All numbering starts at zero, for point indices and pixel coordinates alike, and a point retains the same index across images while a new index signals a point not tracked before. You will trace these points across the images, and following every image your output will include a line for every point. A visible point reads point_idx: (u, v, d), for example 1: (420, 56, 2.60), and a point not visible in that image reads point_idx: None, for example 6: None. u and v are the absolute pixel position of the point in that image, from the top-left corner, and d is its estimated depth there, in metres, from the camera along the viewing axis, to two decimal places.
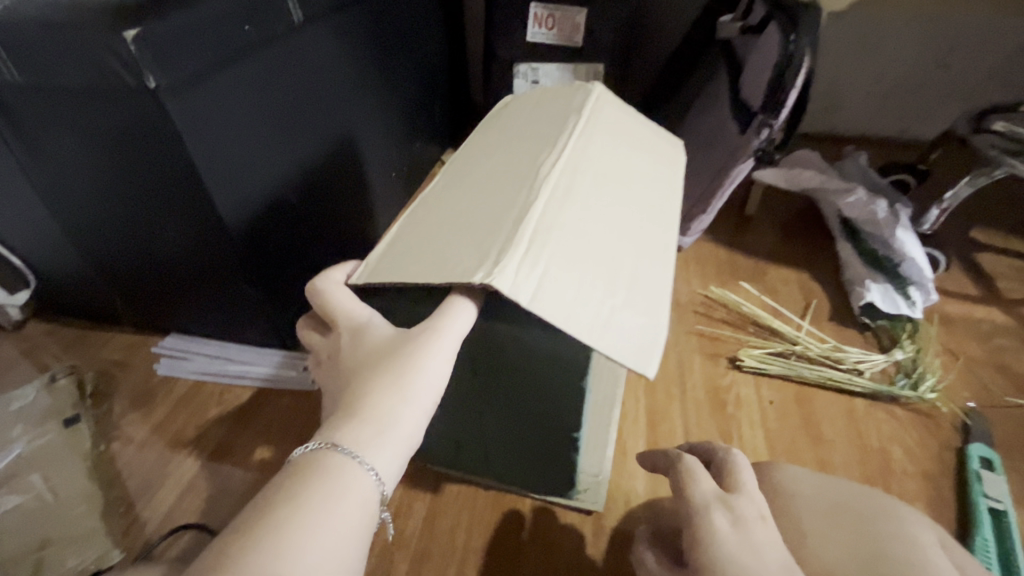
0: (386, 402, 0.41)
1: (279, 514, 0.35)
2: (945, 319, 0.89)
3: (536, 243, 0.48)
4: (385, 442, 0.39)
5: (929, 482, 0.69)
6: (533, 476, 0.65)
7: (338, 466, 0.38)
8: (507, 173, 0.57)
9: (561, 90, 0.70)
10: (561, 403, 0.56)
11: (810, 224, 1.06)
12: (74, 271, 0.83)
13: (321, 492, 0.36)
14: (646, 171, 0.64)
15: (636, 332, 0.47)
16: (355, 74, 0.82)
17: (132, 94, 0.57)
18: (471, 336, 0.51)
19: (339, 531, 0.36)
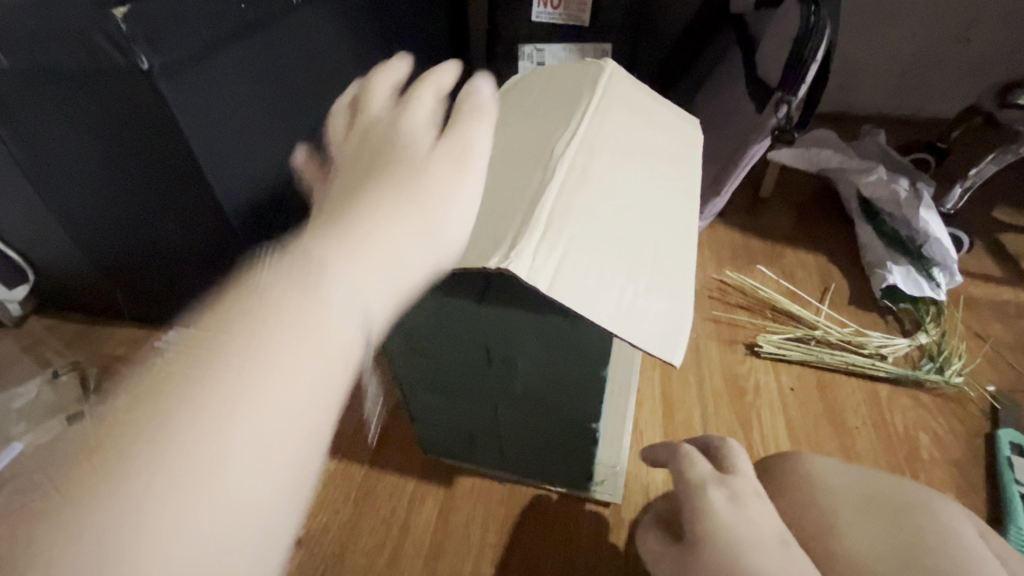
0: (390, 219, 0.29)
1: (214, 351, 0.24)
2: (970, 302, 0.87)
3: (554, 225, 0.45)
4: (381, 270, 0.28)
5: (957, 469, 0.67)
6: (550, 468, 0.64)
7: (305, 295, 0.26)
8: (520, 154, 0.55)
9: (572, 66, 0.67)
10: (580, 393, 0.54)
11: (826, 205, 1.02)
12: (70, 264, 0.81)
13: (281, 328, 0.25)
14: (663, 148, 0.61)
15: (660, 318, 0.45)
16: (356, 54, 0.79)
17: (123, 76, 0.55)
18: (485, 325, 0.49)
19: (304, 387, 0.25)
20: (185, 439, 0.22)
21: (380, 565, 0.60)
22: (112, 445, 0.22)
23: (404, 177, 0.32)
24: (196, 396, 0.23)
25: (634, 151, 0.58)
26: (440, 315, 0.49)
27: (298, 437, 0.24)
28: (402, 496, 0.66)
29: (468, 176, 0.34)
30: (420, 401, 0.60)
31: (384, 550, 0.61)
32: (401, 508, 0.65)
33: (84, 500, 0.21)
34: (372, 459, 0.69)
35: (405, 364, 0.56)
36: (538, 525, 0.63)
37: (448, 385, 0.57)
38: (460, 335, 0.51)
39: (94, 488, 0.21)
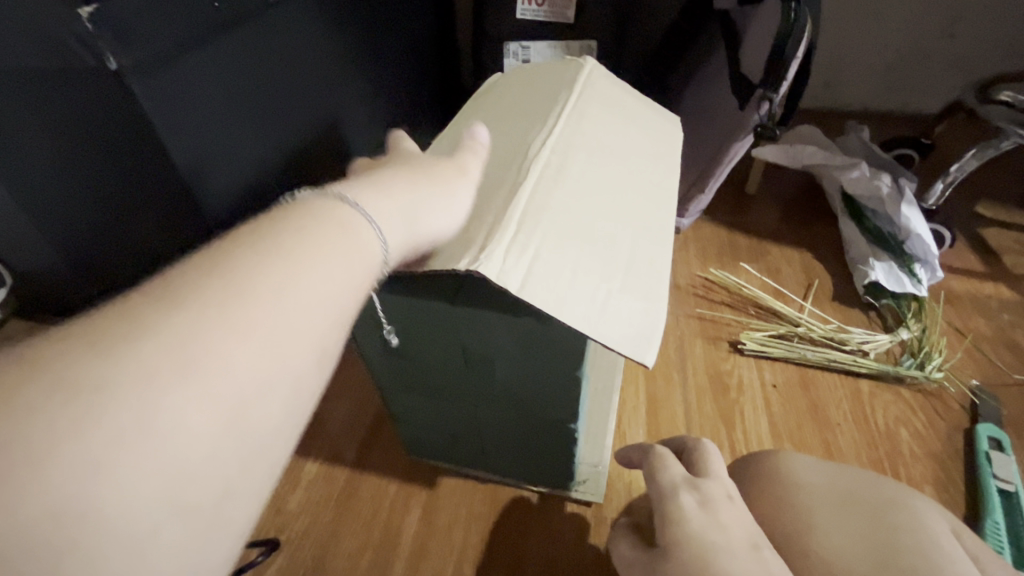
0: (404, 193, 0.39)
1: (264, 242, 0.30)
2: (951, 297, 0.87)
3: (526, 226, 0.45)
4: (397, 218, 0.37)
5: (937, 464, 0.68)
6: (532, 468, 0.63)
7: (339, 215, 0.33)
8: (497, 153, 0.54)
9: (552, 65, 0.66)
10: (559, 393, 0.53)
11: (811, 202, 1.03)
12: (47, 267, 0.80)
13: (317, 229, 0.31)
14: (642, 147, 0.61)
15: (634, 318, 0.45)
16: (338, 54, 0.79)
17: (94, 76, 0.54)
18: (461, 325, 0.48)
19: (332, 275, 0.31)
20: (237, 301, 0.27)
21: (362, 567, 0.60)
22: (170, 296, 0.26)
23: (418, 173, 0.42)
24: (246, 263, 0.28)
25: (612, 150, 0.58)
26: (416, 317, 0.49)
27: (321, 314, 0.30)
28: (385, 499, 0.65)
29: (467, 181, 0.45)
30: (399, 402, 0.60)
31: (366, 552, 0.61)
32: (383, 509, 0.64)
33: (138, 334, 0.25)
34: (355, 461, 0.69)
35: (384, 365, 0.56)
36: (520, 526, 0.63)
37: (428, 386, 0.57)
38: (437, 336, 0.50)
39: (155, 325, 0.25)
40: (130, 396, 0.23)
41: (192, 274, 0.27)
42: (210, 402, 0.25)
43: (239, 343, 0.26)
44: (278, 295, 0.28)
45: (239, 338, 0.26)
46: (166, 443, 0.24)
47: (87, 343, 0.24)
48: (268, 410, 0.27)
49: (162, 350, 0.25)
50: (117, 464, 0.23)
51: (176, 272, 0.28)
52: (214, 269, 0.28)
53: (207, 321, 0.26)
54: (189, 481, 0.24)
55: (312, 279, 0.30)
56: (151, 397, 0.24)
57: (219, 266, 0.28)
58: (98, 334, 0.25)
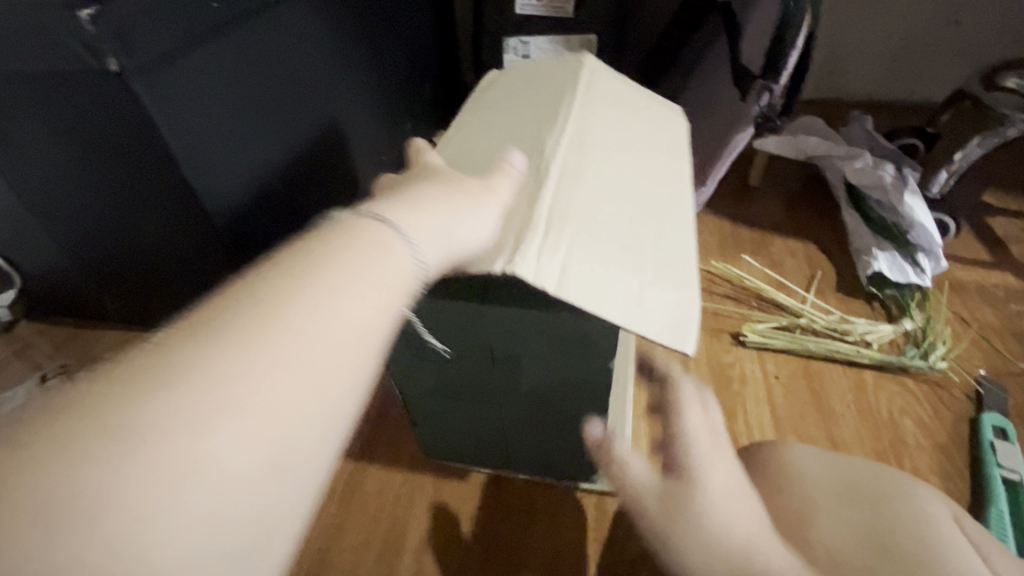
0: (436, 206, 0.37)
1: (300, 266, 0.28)
2: (956, 287, 0.86)
3: (554, 225, 0.45)
4: (431, 232, 0.34)
5: (941, 454, 0.68)
6: (556, 462, 0.64)
7: (373, 232, 0.31)
8: (510, 151, 0.54)
9: (554, 61, 0.66)
10: (573, 386, 0.54)
11: (813, 193, 1.02)
12: (58, 270, 0.81)
13: (350, 249, 0.30)
14: (654, 140, 0.61)
15: (672, 308, 0.45)
16: (338, 53, 0.79)
17: (95, 78, 0.55)
18: (489, 325, 0.49)
19: (366, 298, 0.29)
20: (270, 333, 0.25)
21: (366, 561, 0.60)
22: (201, 328, 0.25)
23: (449, 188, 0.40)
24: (279, 291, 0.27)
25: (624, 143, 0.58)
26: (440, 319, 0.49)
27: (359, 341, 0.28)
28: (389, 494, 0.66)
29: (495, 197, 0.42)
30: (422, 407, 0.60)
31: (371, 547, 0.61)
32: (387, 505, 0.65)
33: (173, 373, 0.23)
34: (359, 457, 0.69)
35: (407, 370, 0.56)
36: (522, 517, 0.64)
37: (449, 387, 0.57)
38: (464, 336, 0.51)
39: (185, 364, 0.24)
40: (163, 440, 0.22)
41: (223, 306, 0.26)
42: (249, 442, 0.24)
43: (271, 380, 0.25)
44: (313, 325, 0.26)
45: (276, 369, 0.25)
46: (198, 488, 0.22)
47: (120, 380, 0.23)
48: (306, 448, 0.25)
49: (193, 387, 0.23)
50: (155, 515, 0.21)
51: (208, 302, 0.26)
52: (247, 298, 0.26)
53: (238, 356, 0.24)
54: (229, 528, 0.23)
55: (350, 307, 0.28)
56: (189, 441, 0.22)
57: (252, 293, 0.26)
58: (133, 372, 0.23)
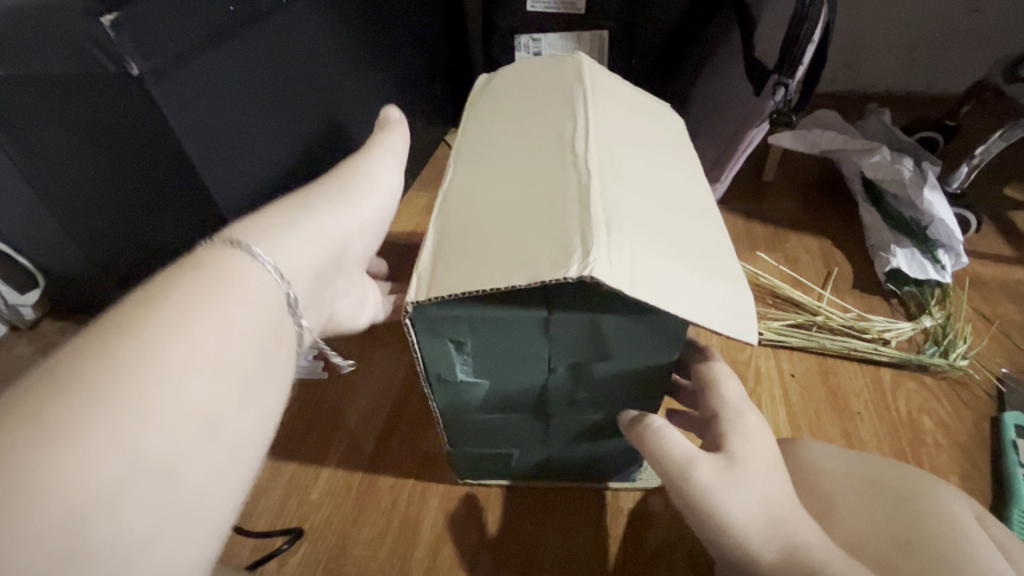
0: (293, 223, 0.48)
1: (167, 303, 0.36)
2: (976, 282, 0.85)
3: (613, 225, 0.44)
4: (285, 248, 0.45)
5: (962, 453, 0.67)
6: (590, 465, 0.63)
7: (233, 260, 0.41)
8: (532, 156, 0.54)
9: (547, 61, 0.67)
10: (630, 386, 0.53)
11: (828, 188, 1.01)
12: (78, 270, 0.83)
13: (213, 276, 0.39)
14: (664, 135, 0.62)
15: (727, 302, 0.46)
16: (350, 53, 0.80)
17: (113, 82, 0.56)
18: (551, 334, 0.47)
19: (230, 308, 0.38)
20: (145, 359, 0.33)
21: (382, 556, 0.61)
22: (95, 345, 0.33)
23: (315, 198, 0.52)
24: (154, 311, 0.35)
25: (639, 139, 0.58)
26: (499, 332, 0.47)
27: (228, 339, 0.37)
28: (404, 489, 0.66)
29: (357, 197, 0.55)
30: (467, 428, 0.58)
31: (387, 540, 0.62)
32: (401, 499, 0.65)
33: (73, 376, 0.32)
34: (373, 454, 0.70)
35: (452, 391, 0.53)
36: (538, 513, 0.64)
37: (495, 402, 0.55)
38: (522, 349, 0.49)
39: (83, 370, 0.32)
40: (63, 456, 0.29)
41: (111, 327, 0.34)
42: (140, 418, 0.32)
43: (157, 391, 0.33)
44: (187, 347, 0.35)
45: (157, 363, 0.33)
46: (102, 485, 0.30)
47: (14, 415, 0.29)
48: (195, 443, 0.34)
49: (83, 411, 0.30)
50: (62, 475, 0.29)
51: (100, 328, 0.35)
52: (130, 320, 0.35)
53: (120, 381, 0.32)
54: (125, 482, 0.30)
55: (217, 330, 0.37)
56: (88, 420, 0.30)
57: (134, 315, 0.35)
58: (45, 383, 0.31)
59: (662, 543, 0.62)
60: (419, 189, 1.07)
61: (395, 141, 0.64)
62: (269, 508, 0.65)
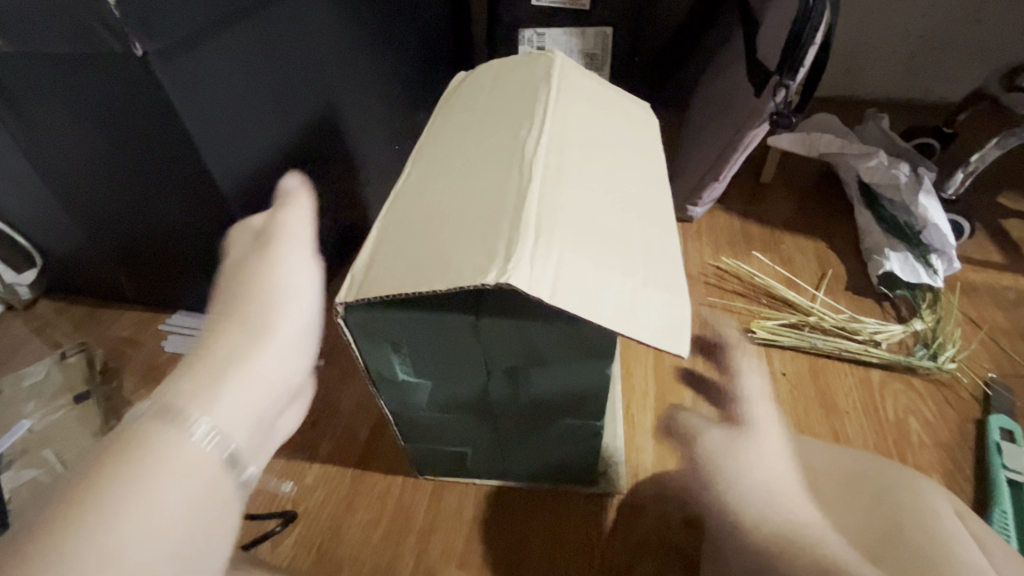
0: (233, 351, 0.39)
1: (87, 516, 0.29)
2: (967, 288, 0.86)
3: (544, 229, 0.41)
4: (222, 396, 0.37)
5: (947, 453, 0.68)
6: (556, 470, 0.60)
7: (166, 430, 0.34)
8: (489, 153, 0.51)
9: (520, 60, 0.65)
10: (602, 391, 0.48)
11: (825, 191, 1.02)
12: (79, 250, 0.83)
13: (145, 457, 0.32)
14: (631, 136, 0.59)
15: (663, 311, 0.42)
16: (346, 40, 0.79)
17: (119, 62, 0.56)
18: (483, 338, 0.43)
19: (169, 501, 0.32)
20: None
21: (375, 539, 0.61)
22: None
23: (243, 311, 0.42)
24: (71, 531, 0.29)
25: (604, 139, 0.55)
26: (432, 335, 0.43)
27: (169, 542, 0.31)
28: (396, 477, 0.66)
29: (286, 298, 0.44)
30: (418, 426, 0.55)
31: (378, 526, 0.62)
32: (395, 485, 0.65)
33: None
34: (366, 444, 0.70)
35: (395, 391, 0.49)
36: (524, 503, 0.63)
37: (441, 402, 0.50)
38: (458, 352, 0.44)
39: None
40: None
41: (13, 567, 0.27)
42: None
43: None
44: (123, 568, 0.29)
45: None
46: None
47: None
48: None
49: None
50: None
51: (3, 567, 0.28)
52: (37, 551, 0.28)
53: None
54: None
55: (154, 536, 0.31)
56: None
57: (51, 541, 0.28)
58: None
59: (649, 537, 0.60)
60: None
61: (292, 236, 0.47)
62: (264, 491, 0.66)
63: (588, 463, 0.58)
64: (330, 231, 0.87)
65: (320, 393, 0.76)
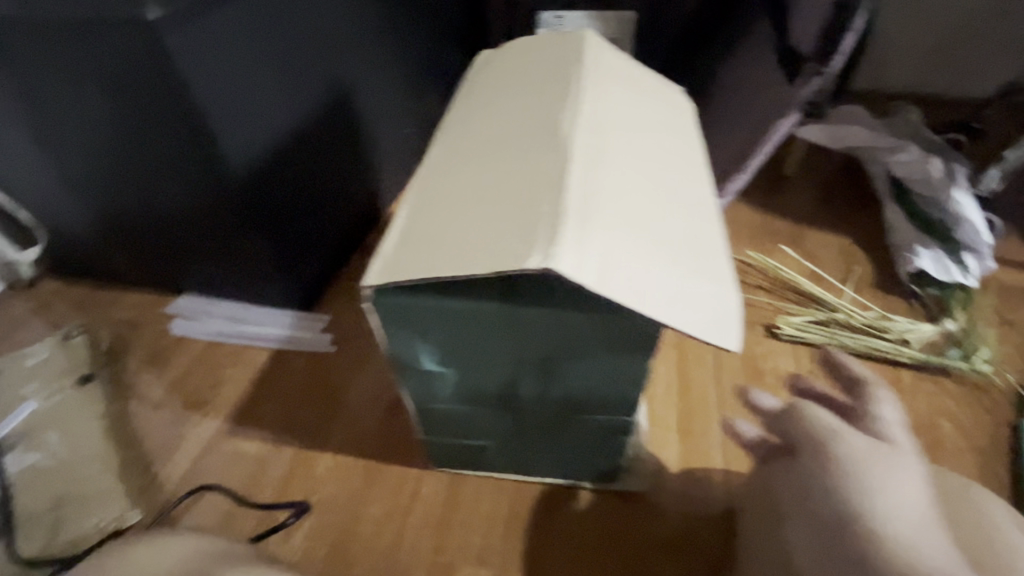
0: None
1: None
2: (1001, 288, 0.83)
3: (587, 212, 0.39)
4: None
5: (980, 458, 0.66)
6: (579, 467, 0.58)
7: None
8: (519, 132, 0.48)
9: (546, 38, 0.62)
10: (638, 386, 0.45)
11: (851, 186, 0.98)
12: (80, 229, 0.80)
13: None
14: (665, 119, 0.56)
15: (708, 302, 0.39)
16: (358, 14, 0.75)
17: (124, 28, 0.53)
18: (517, 328, 0.40)
19: None
20: None
21: (390, 534, 0.59)
22: None
23: None
24: None
25: (639, 120, 0.52)
26: (463, 323, 0.41)
27: None
28: (410, 470, 0.64)
29: None
30: (438, 418, 0.52)
31: (394, 520, 0.60)
32: (411, 479, 0.63)
33: None
34: (380, 436, 0.67)
35: (419, 381, 0.47)
36: (544, 501, 0.61)
37: (465, 394, 0.48)
38: (489, 342, 0.42)
39: None
40: None
41: None
42: None
43: None
44: None
45: None
46: None
47: None
48: None
49: None
50: None
51: None
52: None
53: None
54: None
55: None
56: None
57: None
58: None
59: (674, 536, 0.58)
60: None
61: None
62: (275, 481, 0.64)
63: (613, 460, 0.56)
64: (340, 216, 0.84)
65: (331, 382, 0.73)
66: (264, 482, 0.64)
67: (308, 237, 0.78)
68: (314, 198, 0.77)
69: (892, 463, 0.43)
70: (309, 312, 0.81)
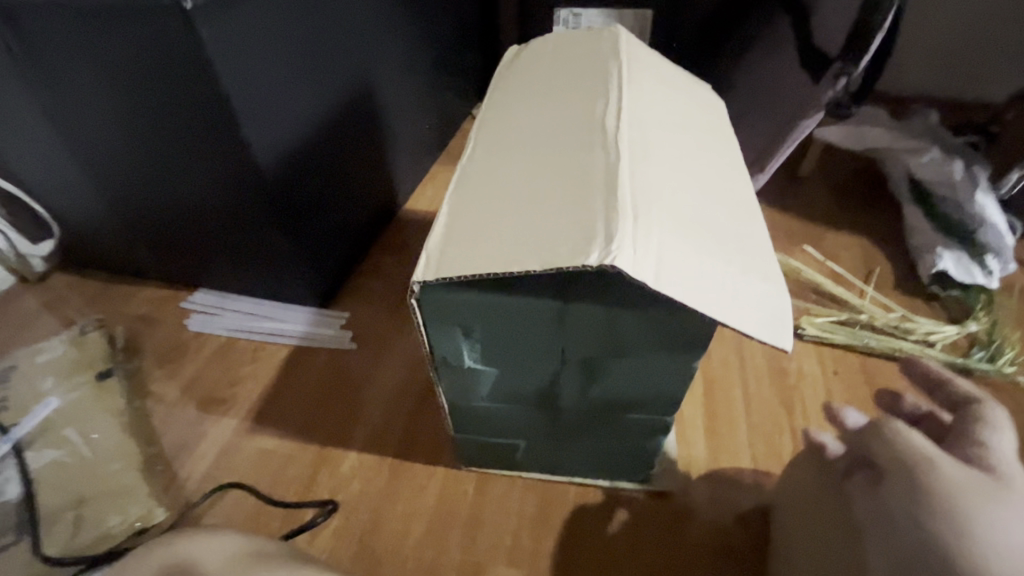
0: None
1: None
2: (1022, 291, 0.83)
3: (640, 210, 0.38)
4: None
5: None
6: (612, 467, 0.58)
7: None
8: (562, 128, 0.47)
9: (579, 34, 0.61)
10: (680, 386, 0.45)
11: (868, 188, 0.98)
12: (97, 222, 0.79)
13: None
14: (702, 117, 0.55)
15: (761, 302, 0.39)
16: (381, 8, 0.75)
17: (158, 18, 0.52)
18: (566, 327, 0.40)
19: None
20: None
21: (418, 535, 0.59)
22: None
23: None
24: None
25: (678, 118, 0.52)
26: (511, 321, 0.40)
27: None
28: (437, 469, 0.63)
29: None
30: (473, 417, 0.51)
31: (422, 520, 0.60)
32: (438, 478, 0.63)
33: None
34: (404, 435, 0.67)
35: (457, 379, 0.46)
36: (574, 500, 0.61)
37: (504, 393, 0.48)
38: (534, 340, 0.42)
39: None
40: None
41: None
42: None
43: None
44: None
45: None
46: None
47: None
48: None
49: None
50: None
51: None
52: None
53: None
54: None
55: None
56: None
57: None
58: None
59: (706, 537, 0.58)
60: (443, 160, 1.03)
61: None
62: (299, 479, 0.63)
63: (645, 460, 0.56)
64: (360, 212, 0.83)
65: (353, 379, 0.72)
66: (289, 480, 0.63)
67: (329, 233, 0.77)
68: (336, 194, 0.76)
69: (985, 487, 0.39)
70: (329, 308, 0.80)
